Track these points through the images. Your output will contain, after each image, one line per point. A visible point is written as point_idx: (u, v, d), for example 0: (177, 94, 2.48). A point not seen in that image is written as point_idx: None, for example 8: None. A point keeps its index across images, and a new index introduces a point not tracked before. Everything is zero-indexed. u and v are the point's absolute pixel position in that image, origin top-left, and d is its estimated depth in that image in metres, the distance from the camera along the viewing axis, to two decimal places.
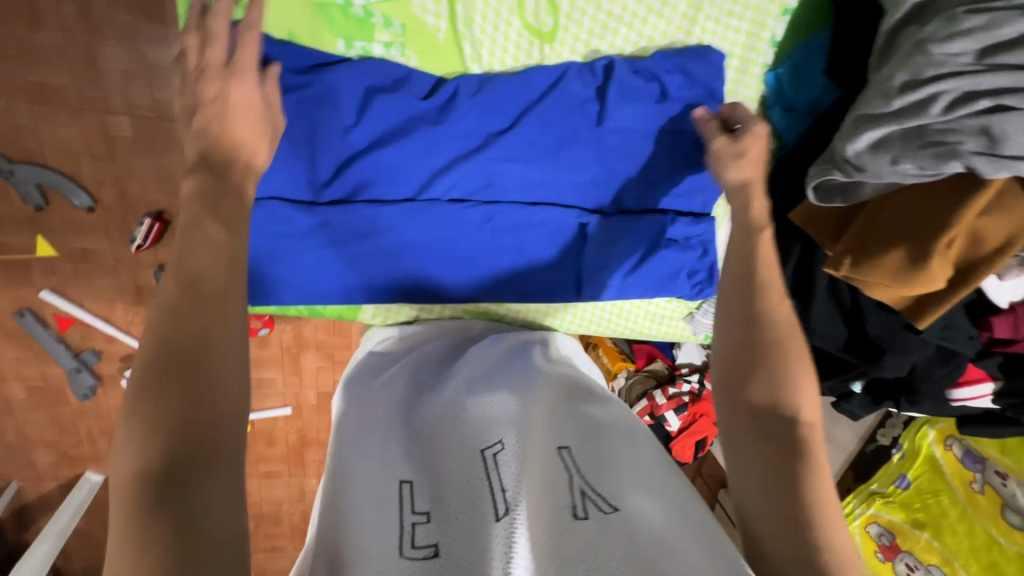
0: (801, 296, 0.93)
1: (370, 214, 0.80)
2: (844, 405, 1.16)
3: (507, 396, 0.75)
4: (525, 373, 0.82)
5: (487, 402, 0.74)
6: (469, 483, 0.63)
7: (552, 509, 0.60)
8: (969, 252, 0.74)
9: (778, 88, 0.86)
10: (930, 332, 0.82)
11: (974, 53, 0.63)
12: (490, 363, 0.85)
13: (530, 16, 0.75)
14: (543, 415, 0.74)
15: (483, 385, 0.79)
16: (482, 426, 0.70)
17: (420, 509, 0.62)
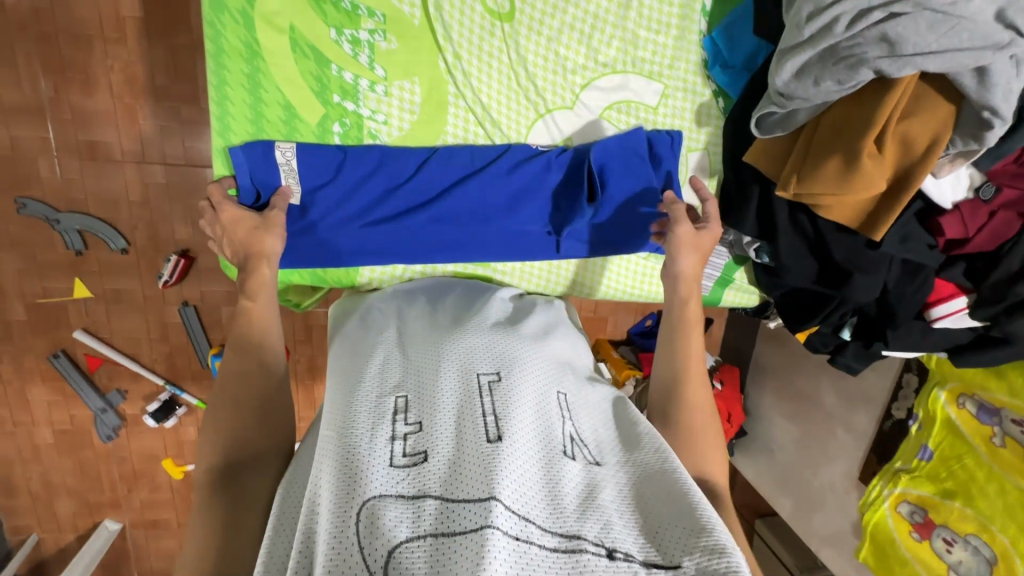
0: (767, 237, 1.00)
1: (363, 171, 0.93)
2: (840, 359, 1.16)
3: (504, 344, 0.82)
4: (518, 326, 0.89)
5: (484, 347, 0.80)
6: (462, 407, 0.69)
7: (536, 442, 0.67)
8: (902, 156, 0.80)
9: (715, 50, 0.97)
10: (889, 244, 0.87)
11: None
12: (485, 310, 0.92)
13: (490, 2, 0.89)
14: (536, 365, 0.81)
15: (480, 329, 0.85)
16: (481, 365, 0.77)
17: (411, 421, 0.68)
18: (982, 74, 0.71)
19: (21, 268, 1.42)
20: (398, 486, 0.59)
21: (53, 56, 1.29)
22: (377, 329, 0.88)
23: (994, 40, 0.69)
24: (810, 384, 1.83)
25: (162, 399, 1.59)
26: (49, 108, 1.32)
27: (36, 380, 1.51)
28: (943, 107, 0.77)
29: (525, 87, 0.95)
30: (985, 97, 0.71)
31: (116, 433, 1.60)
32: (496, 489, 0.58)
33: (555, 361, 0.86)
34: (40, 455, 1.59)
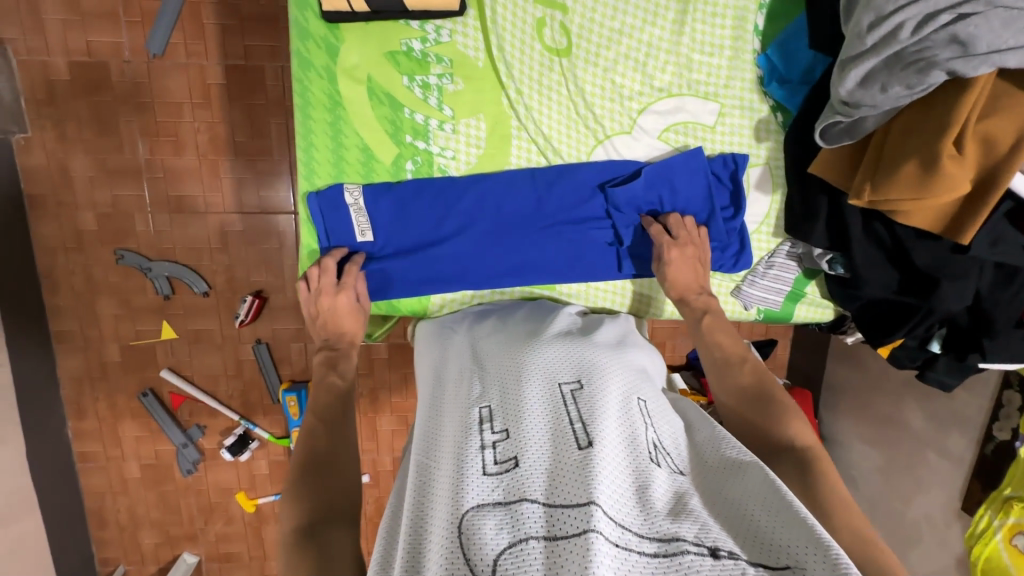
0: (841, 247, 0.97)
1: (431, 205, 0.99)
2: (931, 374, 1.09)
3: (581, 353, 0.82)
4: (591, 336, 0.90)
5: (560, 357, 0.81)
6: (549, 415, 0.70)
7: (625, 448, 0.67)
8: (986, 156, 0.78)
9: (771, 67, 0.99)
10: (979, 248, 0.83)
11: None
12: (556, 322, 0.92)
13: (548, 40, 0.95)
14: (615, 371, 0.81)
15: (555, 339, 0.85)
16: (561, 374, 0.78)
17: (498, 429, 0.69)
18: None
19: (117, 312, 1.57)
20: (493, 493, 0.60)
21: (150, 123, 1.46)
22: (454, 345, 0.91)
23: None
24: (892, 407, 1.72)
25: (237, 434, 1.66)
26: (145, 168, 1.49)
27: (128, 416, 1.63)
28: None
29: (584, 115, 0.99)
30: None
31: (196, 467, 1.69)
32: (593, 495, 0.58)
33: (633, 368, 0.85)
34: (128, 487, 1.69)
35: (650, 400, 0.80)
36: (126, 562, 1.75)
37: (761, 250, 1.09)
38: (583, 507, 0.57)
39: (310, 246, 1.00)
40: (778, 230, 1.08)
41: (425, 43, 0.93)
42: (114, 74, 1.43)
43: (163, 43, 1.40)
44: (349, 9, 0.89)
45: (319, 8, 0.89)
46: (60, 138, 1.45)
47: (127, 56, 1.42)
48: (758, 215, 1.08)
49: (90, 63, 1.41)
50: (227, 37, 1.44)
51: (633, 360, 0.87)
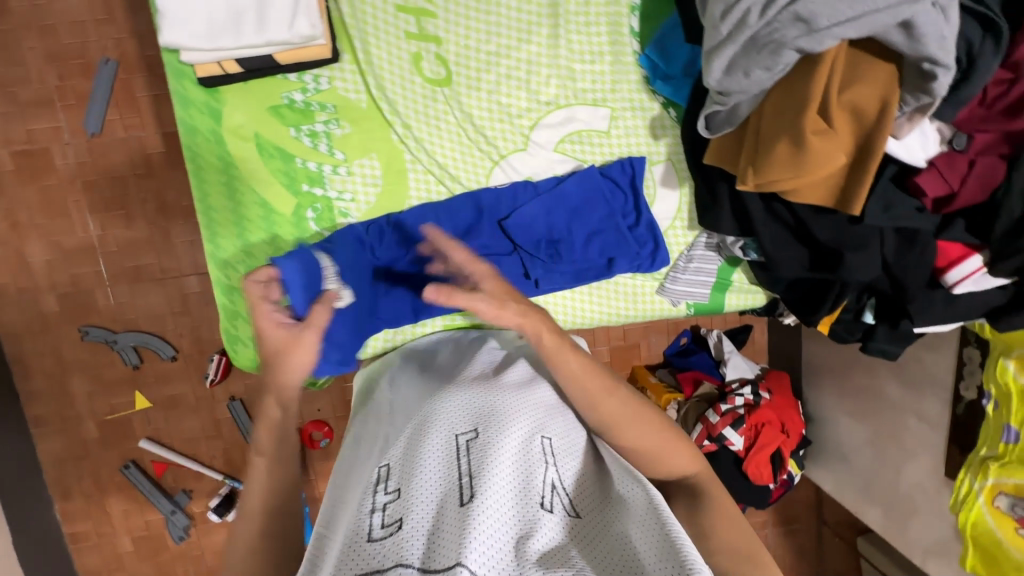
0: (748, 233, 0.96)
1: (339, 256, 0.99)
2: (872, 345, 1.06)
3: (484, 398, 0.82)
4: (505, 377, 0.90)
5: (461, 407, 0.81)
6: (441, 475, 0.70)
7: (512, 497, 0.66)
8: (857, 125, 0.77)
9: (653, 66, 0.99)
10: (871, 215, 0.81)
11: None
12: (469, 367, 0.92)
13: (427, 72, 0.96)
14: (520, 412, 0.80)
15: (460, 387, 0.86)
16: (459, 426, 0.78)
17: (394, 493, 0.69)
18: (910, 29, 0.68)
19: (90, 389, 1.57)
20: (372, 555, 0.59)
21: (97, 200, 1.49)
22: (378, 408, 0.92)
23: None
24: (868, 378, 1.68)
25: (223, 493, 1.64)
26: (99, 244, 1.51)
27: (113, 491, 1.62)
28: (883, 70, 0.74)
29: (476, 139, 1.00)
30: (919, 49, 0.68)
31: (188, 533, 1.67)
32: (462, 552, 0.56)
33: (543, 404, 0.85)
34: (125, 562, 1.68)
35: (555, 437, 0.79)
36: None
37: (679, 245, 1.08)
38: (450, 567, 0.55)
39: (228, 305, 1.00)
40: (693, 221, 1.07)
41: (306, 93, 0.95)
42: (56, 156, 1.46)
43: (98, 120, 1.44)
44: (224, 72, 0.90)
45: (195, 74, 0.91)
46: (13, 227, 1.48)
47: (68, 139, 1.46)
48: (669, 211, 1.07)
49: (32, 150, 1.45)
50: (160, 107, 1.47)
51: (544, 396, 0.86)
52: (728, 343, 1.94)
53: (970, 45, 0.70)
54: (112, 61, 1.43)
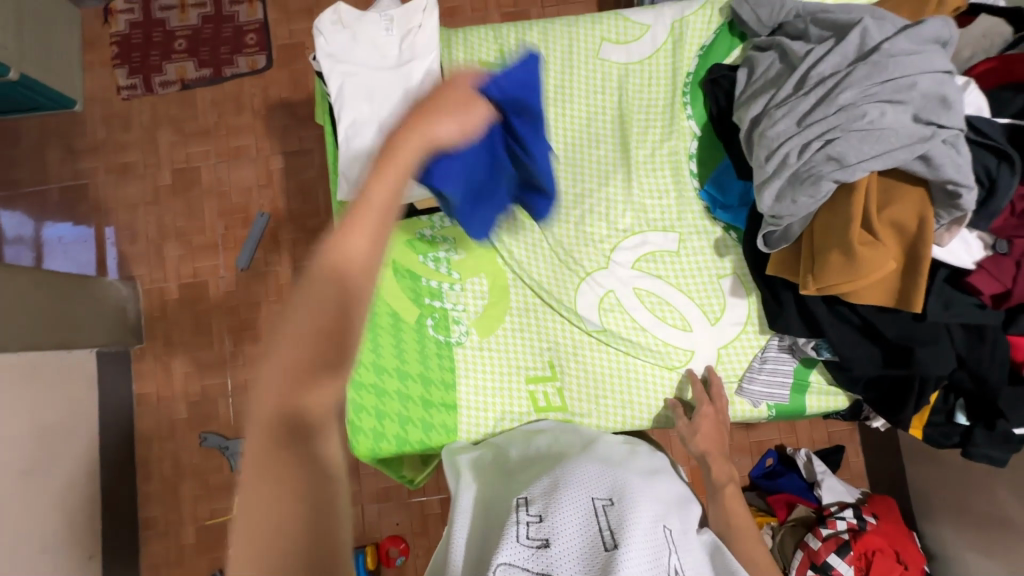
0: (818, 333, 1.06)
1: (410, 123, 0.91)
2: (976, 450, 1.02)
3: (620, 472, 0.92)
4: (632, 460, 1.00)
5: (600, 475, 0.89)
6: (585, 519, 0.80)
7: (649, 563, 0.77)
8: (901, 234, 0.90)
9: (713, 198, 1.19)
10: (933, 312, 0.90)
11: (794, 123, 0.96)
12: (601, 445, 1.02)
13: (527, 210, 1.22)
14: (650, 493, 0.89)
15: (595, 457, 0.95)
16: (601, 485, 0.87)
17: (536, 516, 0.81)
18: (927, 161, 0.85)
19: (196, 494, 1.74)
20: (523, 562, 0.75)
21: (237, 322, 1.82)
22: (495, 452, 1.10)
23: (919, 136, 0.86)
24: (991, 504, 1.53)
25: None
26: (230, 360, 1.80)
27: None
28: (914, 193, 0.89)
29: (566, 260, 1.21)
30: (940, 175, 0.84)
31: None
32: None
33: (665, 495, 0.93)
34: None
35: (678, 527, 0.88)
36: None
37: (751, 348, 1.17)
38: None
39: (354, 400, 1.18)
40: (763, 327, 1.18)
41: (434, 229, 1.22)
42: (211, 288, 1.84)
43: (247, 257, 1.84)
44: None
45: None
46: (166, 344, 1.81)
47: (223, 273, 1.85)
48: (740, 318, 1.18)
49: (194, 283, 1.84)
50: (298, 247, 1.87)
51: (667, 488, 0.95)
52: (819, 463, 1.85)
53: (988, 168, 0.85)
54: (266, 215, 1.87)
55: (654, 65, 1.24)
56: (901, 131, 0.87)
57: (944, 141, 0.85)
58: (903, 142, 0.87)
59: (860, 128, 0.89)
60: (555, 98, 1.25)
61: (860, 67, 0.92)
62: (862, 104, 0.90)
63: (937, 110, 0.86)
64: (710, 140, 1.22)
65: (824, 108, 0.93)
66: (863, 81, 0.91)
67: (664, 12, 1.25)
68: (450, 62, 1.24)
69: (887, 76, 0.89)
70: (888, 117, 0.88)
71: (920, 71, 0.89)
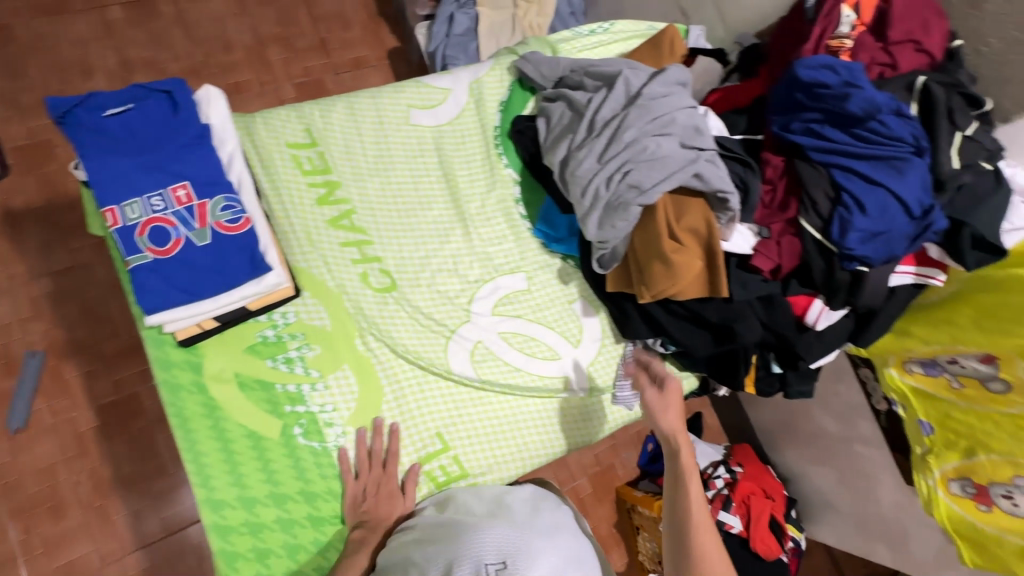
0: (661, 331, 1.21)
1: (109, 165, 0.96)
2: (791, 389, 1.30)
3: (512, 531, 0.96)
4: (526, 509, 1.04)
5: (498, 540, 0.94)
6: None
7: None
8: (698, 237, 1.08)
9: (546, 234, 1.30)
10: (736, 293, 1.10)
11: (596, 162, 1.11)
12: (496, 501, 1.06)
13: (375, 283, 1.18)
14: (542, 545, 0.95)
15: (500, 518, 1.00)
16: (494, 554, 0.92)
17: None
18: (699, 176, 1.05)
19: None
20: None
21: (22, 501, 1.44)
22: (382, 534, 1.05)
23: (689, 159, 1.05)
24: (811, 423, 1.89)
25: None
26: (21, 554, 1.41)
27: None
28: (698, 203, 1.08)
29: (428, 324, 1.19)
30: (711, 188, 1.04)
31: None
32: None
33: (570, 547, 0.97)
34: None
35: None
36: None
37: (613, 359, 1.29)
38: None
39: (223, 549, 0.99)
40: (618, 337, 1.30)
41: (276, 328, 1.10)
42: None
43: (23, 413, 1.47)
44: (202, 329, 1.05)
45: (175, 339, 1.03)
46: None
47: None
48: (596, 334, 1.29)
49: None
50: (94, 383, 1.55)
51: (560, 534, 1.00)
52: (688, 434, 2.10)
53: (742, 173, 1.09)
54: (39, 352, 1.52)
55: (463, 123, 1.32)
56: (675, 157, 1.05)
57: (707, 161, 1.05)
58: (679, 165, 1.05)
59: (644, 158, 1.06)
60: (377, 168, 1.24)
61: (631, 111, 1.10)
62: (640, 139, 1.07)
63: (695, 138, 1.07)
64: (529, 183, 1.33)
65: (614, 146, 1.09)
66: (636, 120, 1.08)
67: (460, 75, 1.34)
68: (254, 147, 1.16)
69: (652, 114, 1.08)
70: (662, 146, 1.06)
71: (674, 107, 1.09)
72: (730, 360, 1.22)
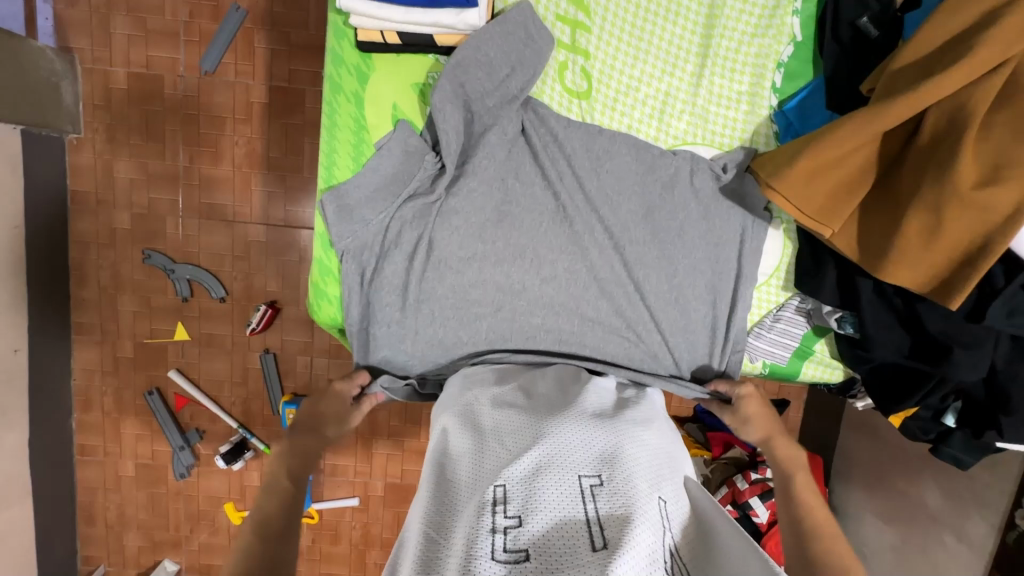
0: (851, 308, 0.96)
1: None
2: (945, 450, 1.02)
3: (607, 435, 0.73)
4: (618, 412, 0.82)
5: (589, 440, 0.71)
6: (567, 506, 0.62)
7: (650, 554, 0.58)
8: (983, 218, 0.78)
9: (787, 122, 1.01)
10: (993, 316, 0.81)
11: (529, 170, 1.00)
12: (585, 395, 0.84)
13: (569, 82, 0.99)
14: (645, 462, 0.72)
15: (578, 415, 0.76)
16: (581, 461, 0.68)
17: (511, 515, 0.61)
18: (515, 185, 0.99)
19: (136, 310, 1.63)
20: None
21: (193, 132, 1.56)
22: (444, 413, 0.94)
23: (654, 95, 1.00)
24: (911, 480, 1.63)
25: (233, 442, 1.68)
26: (183, 176, 1.58)
27: (130, 415, 1.68)
28: (1022, 182, 0.76)
29: (599, 156, 1.00)
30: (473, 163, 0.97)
31: (189, 471, 1.72)
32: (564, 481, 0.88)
33: (663, 444, 0.79)
34: (122, 485, 1.72)
35: (680, 500, 0.70)
36: (108, 562, 1.76)
37: (768, 303, 1.07)
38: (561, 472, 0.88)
39: (322, 260, 1.02)
40: (789, 284, 1.06)
41: None
42: (166, 86, 1.54)
43: (214, 62, 1.51)
44: (383, 41, 0.94)
45: (355, 37, 0.95)
46: (109, 141, 1.55)
47: (182, 71, 1.53)
48: (768, 268, 1.05)
49: (145, 75, 1.53)
50: (275, 61, 1.54)
51: (636, 412, 0.83)
52: None
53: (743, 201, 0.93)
54: (242, 10, 1.50)
55: None
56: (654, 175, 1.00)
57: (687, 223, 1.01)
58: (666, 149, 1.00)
59: (409, 166, 0.98)
60: None
61: (448, 182, 0.98)
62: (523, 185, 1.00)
63: (732, 262, 1.03)
64: (810, 47, 0.99)
65: (617, 234, 1.00)
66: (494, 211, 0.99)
67: None
68: None
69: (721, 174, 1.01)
70: (572, 259, 1.01)
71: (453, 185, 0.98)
72: (911, 380, 0.97)
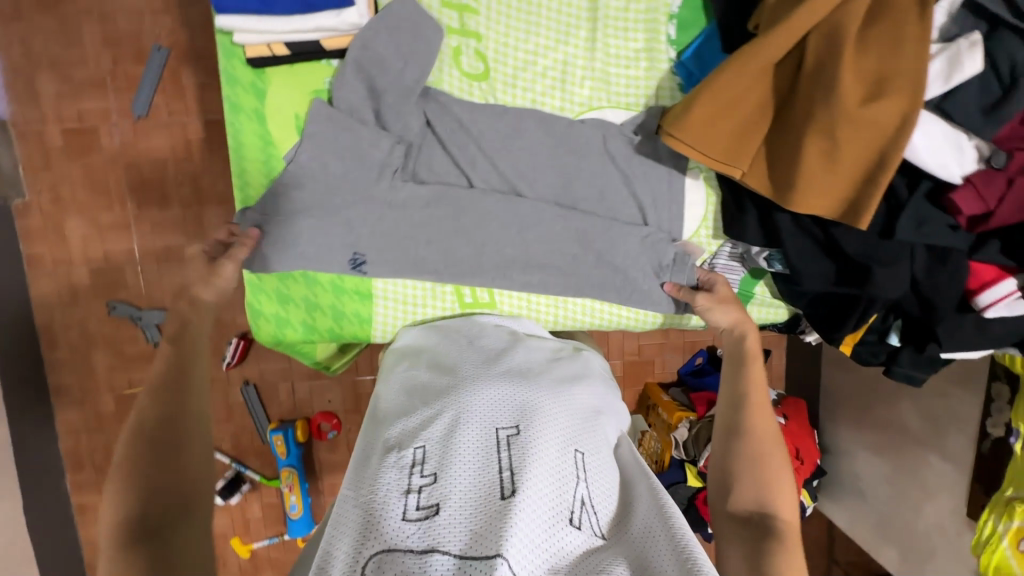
0: (775, 244, 0.96)
1: None
2: (896, 369, 1.02)
3: (528, 392, 0.78)
4: (547, 370, 0.86)
5: (509, 399, 0.76)
6: (478, 461, 0.67)
7: (553, 500, 0.63)
8: (877, 133, 0.79)
9: (687, 72, 1.01)
10: (902, 231, 0.82)
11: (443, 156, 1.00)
12: (516, 356, 0.88)
13: (466, 66, 0.99)
14: (566, 415, 0.76)
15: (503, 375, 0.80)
16: (500, 418, 0.73)
17: (426, 473, 0.66)
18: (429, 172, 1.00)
19: (109, 363, 1.62)
20: (408, 540, 0.58)
21: (135, 178, 1.56)
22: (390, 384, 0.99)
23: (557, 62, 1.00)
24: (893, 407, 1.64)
25: (228, 477, 1.71)
26: (132, 223, 1.58)
27: None
28: (902, 93, 0.77)
29: (509, 132, 1.00)
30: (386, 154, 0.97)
31: None
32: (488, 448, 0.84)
33: (588, 397, 0.84)
34: None
35: (598, 446, 0.75)
36: None
37: (704, 252, 1.07)
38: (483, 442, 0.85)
39: (253, 280, 1.01)
40: (719, 231, 1.07)
41: None
42: (100, 136, 1.53)
43: (145, 104, 1.51)
44: (272, 54, 0.94)
45: (245, 54, 0.95)
46: (54, 200, 1.54)
47: (113, 119, 1.52)
48: (696, 219, 1.06)
49: (79, 129, 1.51)
50: (205, 94, 1.53)
51: (566, 370, 0.88)
52: None
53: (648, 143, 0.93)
54: (165, 48, 1.49)
55: None
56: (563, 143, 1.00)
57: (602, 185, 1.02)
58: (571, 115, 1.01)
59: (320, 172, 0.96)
60: None
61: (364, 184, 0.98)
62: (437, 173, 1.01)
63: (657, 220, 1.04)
64: None
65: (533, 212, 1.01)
66: (413, 212, 0.99)
67: None
68: None
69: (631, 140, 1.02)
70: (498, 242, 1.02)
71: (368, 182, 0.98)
72: (844, 304, 0.98)
